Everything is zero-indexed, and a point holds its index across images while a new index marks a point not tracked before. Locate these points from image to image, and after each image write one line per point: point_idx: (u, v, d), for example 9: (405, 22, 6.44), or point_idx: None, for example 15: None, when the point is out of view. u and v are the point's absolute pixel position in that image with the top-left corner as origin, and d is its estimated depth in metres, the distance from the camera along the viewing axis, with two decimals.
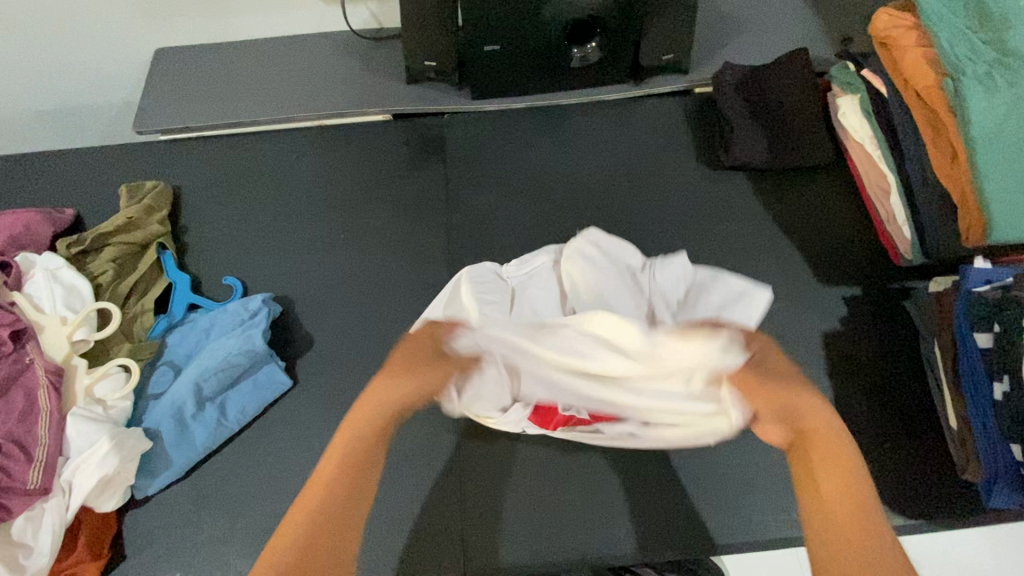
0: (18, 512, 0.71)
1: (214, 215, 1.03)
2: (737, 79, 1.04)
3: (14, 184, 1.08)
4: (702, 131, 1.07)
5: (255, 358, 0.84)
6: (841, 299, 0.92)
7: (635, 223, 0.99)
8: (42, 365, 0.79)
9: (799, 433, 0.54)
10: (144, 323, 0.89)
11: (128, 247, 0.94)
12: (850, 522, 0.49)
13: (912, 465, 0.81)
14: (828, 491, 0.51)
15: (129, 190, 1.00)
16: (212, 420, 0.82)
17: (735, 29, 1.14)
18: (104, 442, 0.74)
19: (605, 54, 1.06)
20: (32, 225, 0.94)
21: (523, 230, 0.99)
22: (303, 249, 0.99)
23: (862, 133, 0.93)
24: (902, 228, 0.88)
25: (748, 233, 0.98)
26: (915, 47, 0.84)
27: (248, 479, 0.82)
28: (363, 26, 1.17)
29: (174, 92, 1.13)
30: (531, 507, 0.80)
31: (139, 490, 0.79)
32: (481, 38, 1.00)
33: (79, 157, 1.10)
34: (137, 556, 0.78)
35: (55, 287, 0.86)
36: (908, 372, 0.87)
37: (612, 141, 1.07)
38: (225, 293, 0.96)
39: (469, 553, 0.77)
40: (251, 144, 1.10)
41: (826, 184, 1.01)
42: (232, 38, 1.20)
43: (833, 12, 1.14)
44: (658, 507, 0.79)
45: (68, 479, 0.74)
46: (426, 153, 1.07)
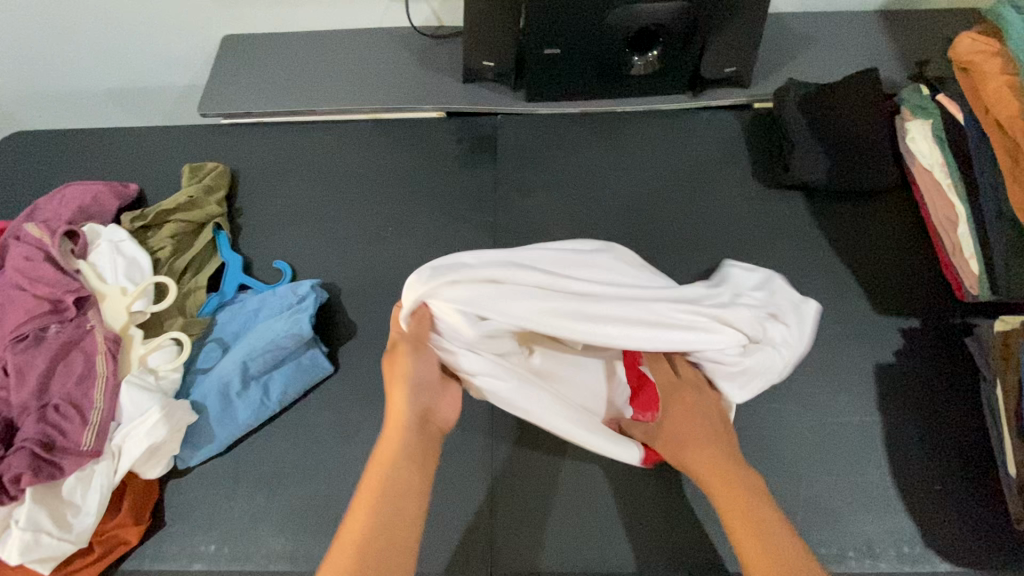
0: (71, 471, 0.74)
1: (267, 199, 1.06)
2: (801, 95, 1.01)
3: (85, 155, 1.14)
4: (758, 147, 1.05)
5: (301, 343, 0.85)
6: (897, 330, 0.88)
7: (684, 236, 0.97)
8: (102, 332, 0.82)
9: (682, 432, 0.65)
10: (196, 300, 0.92)
11: (187, 224, 0.97)
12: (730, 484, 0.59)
13: (965, 510, 0.77)
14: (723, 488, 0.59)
15: (191, 169, 1.03)
16: (256, 399, 0.83)
17: (801, 45, 1.11)
18: (153, 412, 0.77)
19: (667, 62, 1.04)
20: (101, 197, 0.98)
21: (568, 234, 0.99)
22: (351, 239, 1.01)
23: (932, 159, 0.90)
24: (968, 260, 0.84)
25: (800, 253, 0.95)
26: (1000, 74, 0.80)
27: (286, 461, 0.83)
28: (424, 23, 1.19)
29: (238, 76, 1.16)
30: (560, 514, 0.79)
31: (182, 461, 0.82)
32: (541, 41, 0.99)
33: (147, 135, 1.15)
34: (176, 524, 0.80)
35: (117, 258, 0.89)
36: (965, 412, 0.83)
37: (666, 152, 1.06)
38: (275, 276, 0.98)
39: (496, 555, 0.76)
40: (309, 132, 1.12)
41: (887, 210, 0.98)
42: (296, 29, 1.23)
43: (906, 34, 1.10)
44: (692, 530, 0.77)
45: (118, 444, 0.77)
46: (477, 152, 1.08)
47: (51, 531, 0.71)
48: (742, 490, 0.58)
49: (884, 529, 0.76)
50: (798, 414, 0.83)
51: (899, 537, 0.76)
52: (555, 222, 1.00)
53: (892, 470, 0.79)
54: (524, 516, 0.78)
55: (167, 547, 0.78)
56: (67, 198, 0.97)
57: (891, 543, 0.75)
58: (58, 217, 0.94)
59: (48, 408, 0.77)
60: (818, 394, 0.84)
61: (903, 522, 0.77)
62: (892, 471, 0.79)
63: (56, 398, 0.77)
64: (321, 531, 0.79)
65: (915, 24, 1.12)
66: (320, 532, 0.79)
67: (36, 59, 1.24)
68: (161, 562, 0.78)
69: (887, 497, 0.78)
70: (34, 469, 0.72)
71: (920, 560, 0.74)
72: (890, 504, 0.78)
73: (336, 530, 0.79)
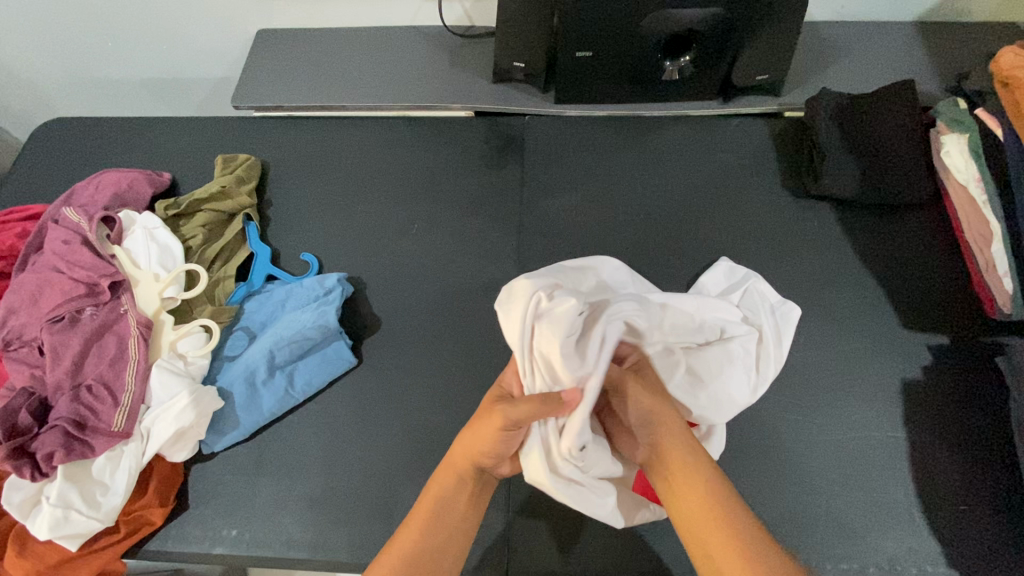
0: (101, 450, 0.76)
1: (297, 192, 1.07)
2: (834, 105, 1.00)
3: (121, 142, 1.17)
4: (788, 156, 1.04)
5: (326, 334, 0.86)
6: (925, 346, 0.87)
7: (710, 243, 0.97)
8: (135, 316, 0.83)
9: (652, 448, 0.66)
10: (225, 288, 0.93)
11: (218, 214, 0.99)
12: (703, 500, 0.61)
13: (990, 532, 0.75)
14: (688, 510, 0.62)
15: (224, 160, 1.05)
16: (281, 388, 0.85)
17: (836, 54, 1.10)
18: (182, 396, 0.78)
19: (699, 69, 1.04)
20: (136, 184, 1.01)
21: (593, 237, 0.99)
22: (378, 234, 1.02)
23: (967, 174, 0.89)
24: (1001, 279, 0.83)
25: (828, 264, 0.94)
26: None
27: (308, 450, 0.84)
28: (456, 23, 1.20)
29: (272, 70, 1.18)
30: (576, 516, 0.79)
31: (207, 446, 0.83)
32: (573, 44, 0.99)
33: (181, 125, 1.18)
34: (198, 507, 0.81)
35: (151, 245, 0.91)
36: (993, 432, 0.81)
37: (694, 157, 1.05)
38: (302, 268, 1.00)
39: (511, 553, 0.77)
40: (339, 127, 1.14)
41: (919, 224, 0.96)
42: (329, 24, 1.24)
43: (945, 47, 1.09)
44: None
45: (146, 426, 0.78)
46: (505, 152, 1.08)
47: (80, 509, 0.72)
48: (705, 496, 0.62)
49: (905, 547, 0.75)
50: (821, 427, 0.82)
51: (920, 555, 0.75)
52: (580, 224, 1.00)
53: (916, 488, 0.78)
54: (541, 517, 0.79)
55: (189, 529, 0.80)
56: (103, 184, 1.00)
57: (912, 561, 0.74)
58: (94, 203, 0.97)
59: (81, 388, 0.79)
60: (842, 407, 0.83)
61: (926, 541, 0.75)
62: (916, 489, 0.78)
63: (90, 378, 0.79)
64: (340, 521, 0.80)
65: (955, 36, 1.10)
66: (339, 522, 0.80)
67: (79, 48, 1.28)
68: (183, 543, 0.79)
69: (909, 514, 0.77)
70: (66, 448, 0.74)
71: None
72: (912, 521, 0.77)
73: (355, 520, 0.79)
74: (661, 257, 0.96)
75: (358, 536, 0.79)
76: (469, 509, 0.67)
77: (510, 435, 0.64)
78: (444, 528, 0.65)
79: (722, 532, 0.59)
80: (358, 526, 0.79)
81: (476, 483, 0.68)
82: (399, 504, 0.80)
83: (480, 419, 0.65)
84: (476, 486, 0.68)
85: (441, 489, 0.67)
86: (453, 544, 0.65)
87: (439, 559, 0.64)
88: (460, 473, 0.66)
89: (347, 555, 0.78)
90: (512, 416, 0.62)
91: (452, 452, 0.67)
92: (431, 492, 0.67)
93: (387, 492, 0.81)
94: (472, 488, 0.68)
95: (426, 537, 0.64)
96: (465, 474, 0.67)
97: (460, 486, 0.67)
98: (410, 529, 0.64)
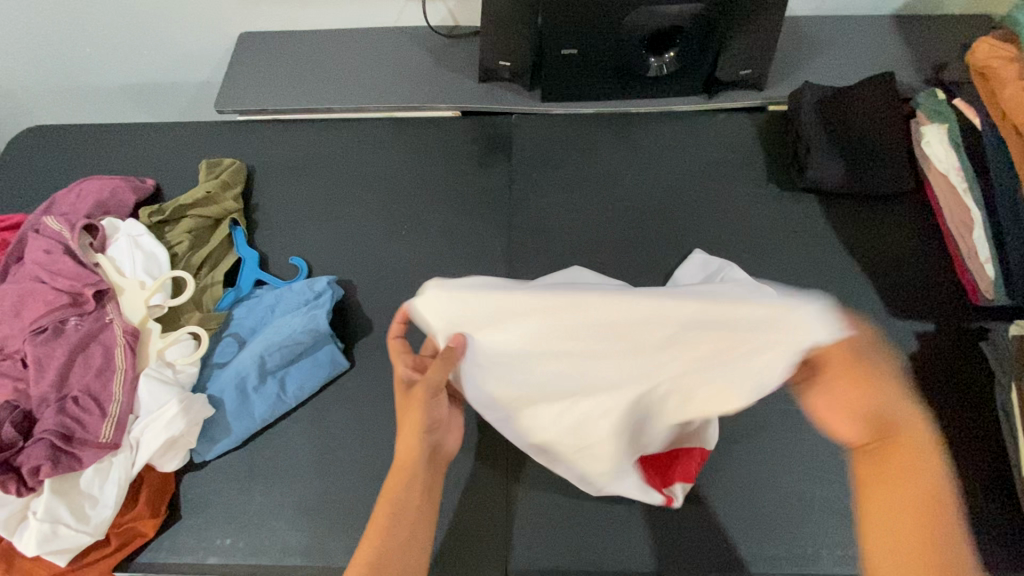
0: (90, 463, 0.74)
1: (284, 196, 1.06)
2: (816, 98, 1.02)
3: (101, 150, 1.15)
4: (772, 149, 1.05)
5: (317, 338, 0.85)
6: (912, 334, 0.88)
7: (700, 238, 0.98)
8: (121, 325, 0.82)
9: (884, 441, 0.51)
10: (213, 294, 0.92)
11: (204, 219, 0.98)
12: (913, 519, 0.49)
13: (980, 514, 0.77)
14: (899, 514, 0.50)
15: (208, 165, 1.04)
16: (272, 393, 0.84)
17: (816, 49, 1.11)
18: (172, 404, 0.77)
19: (682, 64, 1.05)
20: (118, 192, 0.99)
21: (582, 234, 0.99)
22: (366, 235, 1.01)
23: (947, 163, 0.91)
24: (984, 264, 0.85)
25: (815, 255, 0.95)
26: (1016, 79, 0.81)
27: (302, 456, 0.83)
28: (440, 23, 1.20)
29: (255, 73, 1.17)
30: (575, 510, 0.78)
31: (198, 455, 0.82)
32: (558, 41, 0.99)
33: (163, 131, 1.16)
34: (190, 517, 0.80)
35: (136, 252, 0.90)
36: (979, 416, 0.83)
37: (680, 153, 1.06)
38: (290, 272, 0.99)
39: (510, 551, 0.76)
40: (325, 130, 1.13)
41: (902, 214, 0.98)
42: (312, 27, 1.23)
43: (922, 39, 1.11)
44: (711, 528, 0.76)
45: (136, 436, 0.77)
46: (493, 151, 1.08)
47: (68, 523, 0.71)
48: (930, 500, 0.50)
49: None
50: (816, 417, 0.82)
51: None
52: (569, 222, 1.00)
53: None
54: (538, 516, 0.78)
55: (182, 540, 0.78)
56: (84, 193, 0.98)
57: None
58: (76, 211, 0.95)
59: (66, 400, 0.77)
60: None
61: None
62: None
63: (75, 390, 0.77)
64: (336, 525, 0.79)
65: (932, 29, 1.12)
66: (335, 527, 0.79)
67: (57, 57, 1.26)
68: (176, 554, 0.78)
69: None
70: (52, 461, 0.72)
71: None
72: None
73: (353, 525, 0.79)
74: (651, 252, 0.97)
75: (355, 541, 0.78)
76: (429, 496, 0.63)
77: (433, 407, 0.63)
78: (405, 528, 0.60)
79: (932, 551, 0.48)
80: (354, 531, 0.78)
81: (431, 472, 0.64)
82: None
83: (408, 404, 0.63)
84: (430, 475, 0.64)
85: (391, 483, 0.62)
86: (418, 537, 0.61)
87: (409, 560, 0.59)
88: (411, 465, 0.62)
89: (344, 560, 0.77)
90: (432, 384, 0.62)
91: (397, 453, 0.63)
92: (387, 487, 0.62)
93: None
94: (427, 478, 0.63)
95: (390, 534, 0.59)
96: (420, 463, 0.63)
97: (417, 479, 0.62)
98: (373, 532, 0.59)
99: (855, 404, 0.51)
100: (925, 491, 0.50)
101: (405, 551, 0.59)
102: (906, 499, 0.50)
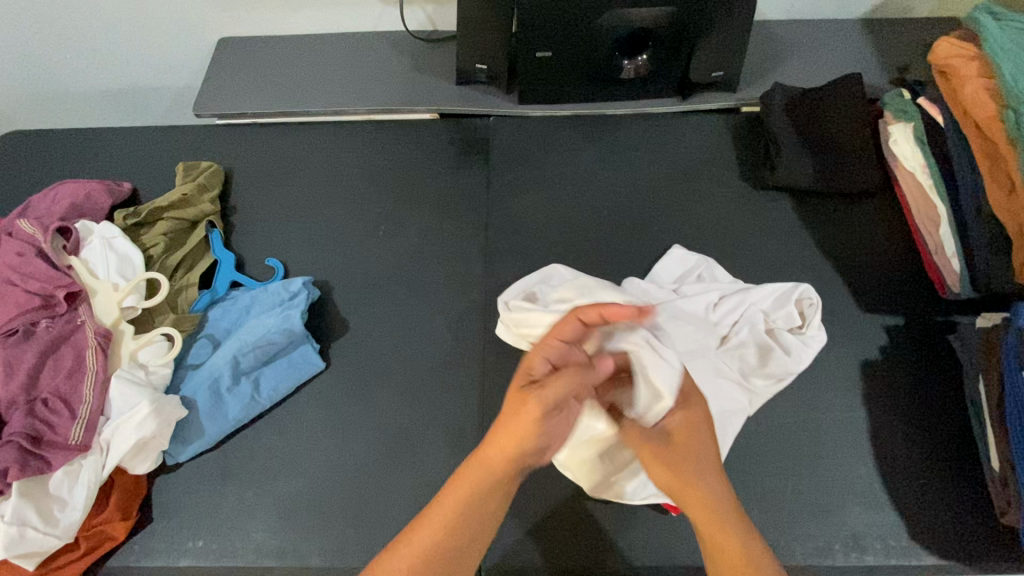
0: (59, 465, 0.73)
1: (261, 198, 1.07)
2: (787, 99, 1.04)
3: (78, 154, 1.14)
4: (745, 149, 1.07)
5: (292, 338, 0.86)
6: (882, 328, 0.90)
7: (674, 236, 0.99)
8: (92, 327, 0.82)
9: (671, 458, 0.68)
10: (188, 296, 0.92)
11: (180, 222, 0.98)
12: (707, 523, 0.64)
13: (953, 505, 0.78)
14: (701, 523, 0.65)
15: (185, 167, 1.04)
16: (247, 394, 0.84)
17: (787, 51, 1.13)
18: (143, 406, 0.77)
19: (656, 66, 1.06)
20: (93, 195, 0.99)
21: (558, 233, 1.00)
22: (343, 237, 1.02)
23: (914, 161, 0.93)
24: (950, 260, 0.87)
25: (787, 252, 0.97)
26: (977, 77, 0.82)
27: (277, 456, 0.83)
28: (418, 27, 1.21)
29: (233, 78, 1.18)
30: (549, 506, 0.78)
31: (171, 457, 0.82)
32: (533, 44, 1.01)
33: (141, 135, 1.16)
34: (162, 519, 0.79)
35: (110, 255, 0.90)
36: (950, 408, 0.84)
37: (655, 153, 1.08)
38: (267, 273, 0.99)
39: (484, 548, 0.76)
40: (304, 133, 1.14)
41: (872, 211, 1.00)
42: (291, 31, 1.24)
43: (890, 41, 1.13)
44: (683, 521, 0.77)
45: (106, 438, 0.76)
46: (470, 153, 1.09)
47: (36, 526, 0.70)
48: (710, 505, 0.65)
49: (870, 523, 0.77)
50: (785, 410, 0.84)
51: (884, 530, 0.76)
52: (546, 221, 1.01)
53: (879, 465, 0.80)
54: (513, 513, 0.78)
55: (154, 542, 0.78)
56: (59, 196, 0.98)
57: (877, 536, 0.76)
58: (50, 215, 0.95)
59: (36, 402, 0.76)
60: (805, 389, 0.85)
61: (889, 516, 0.77)
62: (878, 466, 0.80)
63: (45, 392, 0.77)
64: (310, 526, 0.78)
65: (899, 31, 1.15)
66: (309, 527, 0.78)
67: (34, 60, 1.26)
68: (147, 557, 0.77)
69: (872, 491, 0.79)
70: (20, 463, 0.71)
71: (907, 553, 0.75)
72: (875, 498, 0.78)
73: (327, 525, 0.78)
74: (626, 251, 0.98)
75: (329, 541, 0.78)
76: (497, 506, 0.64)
77: (550, 424, 0.62)
78: (472, 525, 0.63)
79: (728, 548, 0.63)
80: (328, 531, 0.78)
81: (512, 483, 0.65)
82: (370, 506, 0.79)
83: (512, 416, 0.61)
84: (511, 484, 0.64)
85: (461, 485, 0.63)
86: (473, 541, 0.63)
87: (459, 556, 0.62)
88: (495, 474, 0.63)
89: (318, 560, 0.76)
90: (547, 399, 0.60)
91: (502, 438, 0.62)
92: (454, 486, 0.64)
93: (358, 495, 0.80)
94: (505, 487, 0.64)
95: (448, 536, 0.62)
96: (507, 476, 0.63)
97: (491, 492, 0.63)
98: (432, 527, 0.62)
99: (669, 480, 0.67)
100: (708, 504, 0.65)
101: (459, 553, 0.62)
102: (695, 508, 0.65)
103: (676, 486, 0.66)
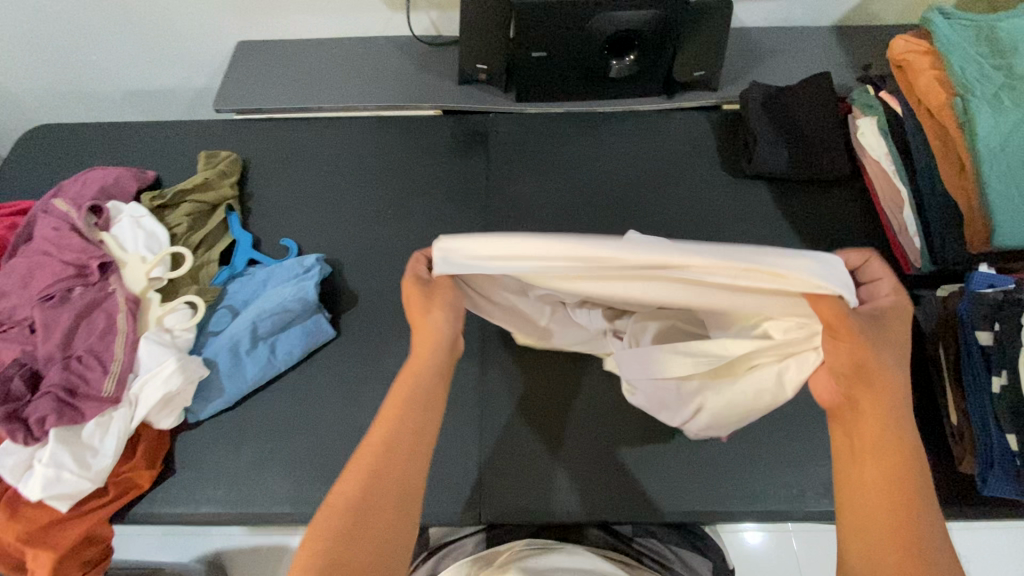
0: (92, 416, 0.80)
1: (277, 185, 1.15)
2: (763, 95, 1.13)
3: (105, 146, 1.23)
4: (726, 141, 1.16)
5: (307, 307, 0.92)
6: None
7: (659, 219, 1.07)
8: (123, 293, 0.89)
9: (857, 373, 0.59)
10: (208, 272, 0.98)
11: (201, 204, 1.05)
12: (875, 441, 0.57)
13: None
14: (862, 433, 0.58)
15: (207, 155, 1.12)
16: (264, 357, 0.90)
17: (764, 54, 1.23)
18: (170, 363, 0.83)
19: (643, 66, 1.15)
20: (121, 179, 1.06)
21: (552, 216, 1.08)
22: (353, 220, 1.09)
23: (879, 150, 1.01)
24: (913, 237, 0.95)
25: (763, 233, 1.05)
26: (929, 68, 0.91)
27: (290, 415, 0.89)
28: (424, 32, 1.31)
29: (251, 77, 1.27)
30: (542, 460, 0.86)
31: (192, 414, 0.88)
32: (529, 45, 1.10)
33: (164, 128, 1.24)
34: (184, 471, 0.85)
35: (139, 231, 0.97)
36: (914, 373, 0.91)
37: (642, 146, 1.16)
38: (282, 252, 1.06)
39: (481, 497, 0.84)
40: (317, 127, 1.22)
41: (842, 197, 1.08)
42: (305, 35, 1.33)
43: (858, 45, 1.23)
44: (664, 472, 0.85)
45: (135, 392, 0.82)
46: (472, 145, 1.18)
47: (71, 469, 0.76)
48: (887, 422, 0.57)
49: None
50: None
51: None
52: (540, 206, 1.09)
53: None
54: (509, 466, 0.85)
55: (177, 492, 0.84)
56: (90, 179, 1.05)
57: None
58: (82, 196, 1.02)
59: (71, 359, 0.83)
60: None
61: None
62: None
63: (79, 350, 0.83)
64: (322, 477, 0.85)
65: (867, 37, 1.24)
66: (321, 478, 0.85)
67: (62, 61, 1.35)
68: (171, 504, 0.83)
69: None
70: (58, 412, 0.78)
71: None
72: None
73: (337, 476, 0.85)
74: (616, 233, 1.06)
75: None
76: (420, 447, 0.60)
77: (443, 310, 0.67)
78: (394, 481, 0.57)
79: (879, 467, 0.56)
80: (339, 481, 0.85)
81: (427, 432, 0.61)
82: None
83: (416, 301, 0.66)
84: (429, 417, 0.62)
85: (373, 443, 0.58)
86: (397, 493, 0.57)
87: (384, 528, 0.55)
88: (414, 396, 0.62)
89: None
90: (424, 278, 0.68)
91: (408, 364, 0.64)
92: (384, 421, 0.60)
93: None
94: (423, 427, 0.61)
95: (377, 488, 0.56)
96: (419, 413, 0.61)
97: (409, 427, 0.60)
98: (357, 478, 0.56)
99: (838, 357, 0.60)
100: (889, 434, 0.57)
101: (391, 512, 0.55)
102: (869, 419, 0.58)
103: (853, 371, 0.59)
